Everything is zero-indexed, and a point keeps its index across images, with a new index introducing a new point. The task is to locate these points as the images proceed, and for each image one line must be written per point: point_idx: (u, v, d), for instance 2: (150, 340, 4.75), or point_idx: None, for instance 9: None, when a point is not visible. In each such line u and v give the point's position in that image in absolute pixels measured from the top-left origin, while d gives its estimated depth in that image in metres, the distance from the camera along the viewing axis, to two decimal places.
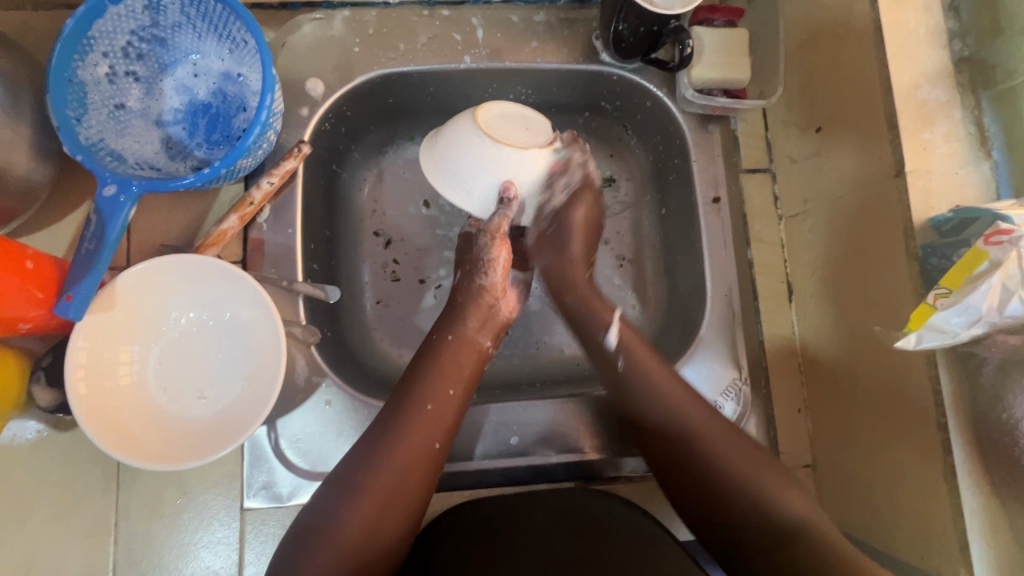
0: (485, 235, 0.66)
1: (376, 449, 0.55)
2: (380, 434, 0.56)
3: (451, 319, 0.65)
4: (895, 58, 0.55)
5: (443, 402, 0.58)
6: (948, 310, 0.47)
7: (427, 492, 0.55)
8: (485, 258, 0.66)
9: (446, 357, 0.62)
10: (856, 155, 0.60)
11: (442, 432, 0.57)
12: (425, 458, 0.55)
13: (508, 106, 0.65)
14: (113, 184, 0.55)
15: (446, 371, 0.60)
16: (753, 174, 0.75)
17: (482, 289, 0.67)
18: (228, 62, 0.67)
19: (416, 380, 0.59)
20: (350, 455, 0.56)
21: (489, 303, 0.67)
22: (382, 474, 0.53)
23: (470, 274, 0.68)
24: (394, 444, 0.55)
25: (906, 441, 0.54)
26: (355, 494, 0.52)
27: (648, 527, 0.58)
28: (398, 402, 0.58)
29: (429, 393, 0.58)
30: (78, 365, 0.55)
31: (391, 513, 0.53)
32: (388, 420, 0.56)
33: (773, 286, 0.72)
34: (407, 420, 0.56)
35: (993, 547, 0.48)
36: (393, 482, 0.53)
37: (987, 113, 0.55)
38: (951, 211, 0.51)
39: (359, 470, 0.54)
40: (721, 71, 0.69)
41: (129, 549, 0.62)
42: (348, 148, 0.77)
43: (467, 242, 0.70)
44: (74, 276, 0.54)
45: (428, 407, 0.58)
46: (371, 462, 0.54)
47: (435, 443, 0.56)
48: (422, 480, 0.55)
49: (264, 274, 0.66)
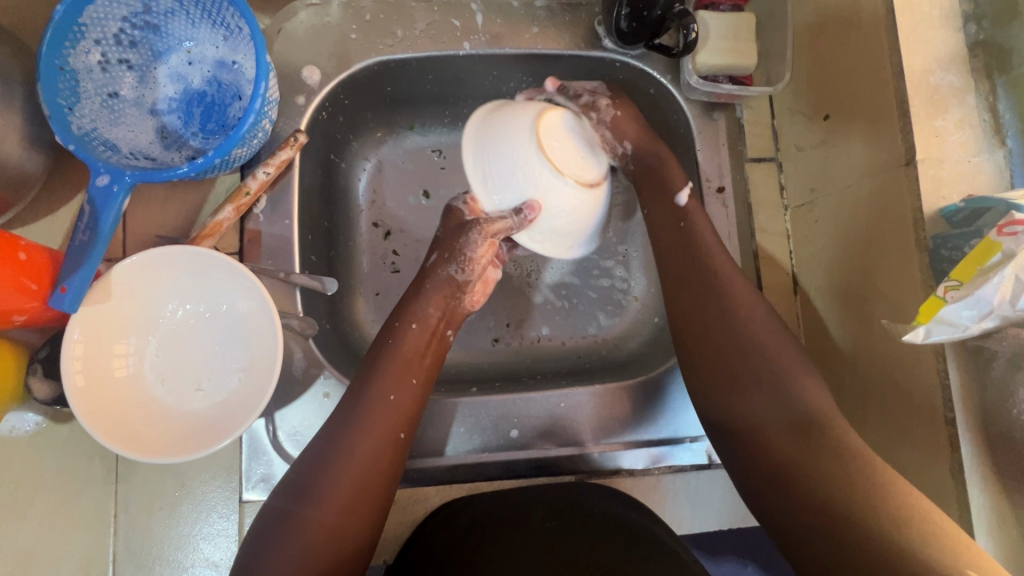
0: (477, 227, 0.64)
1: (338, 440, 0.54)
2: (341, 428, 0.55)
3: (412, 305, 0.64)
4: (907, 43, 0.53)
5: (405, 391, 0.58)
6: (959, 303, 0.45)
7: (392, 483, 0.55)
8: (466, 251, 0.65)
9: (406, 346, 0.61)
10: (866, 142, 0.58)
11: (405, 422, 0.57)
12: (388, 449, 0.55)
13: (583, 129, 0.66)
14: (107, 174, 0.54)
15: (408, 361, 0.60)
16: (758, 164, 0.73)
17: (450, 279, 0.66)
18: (222, 50, 0.65)
19: (375, 371, 0.59)
20: (309, 451, 0.55)
21: (452, 295, 0.66)
22: (345, 469, 0.53)
23: (445, 260, 0.66)
24: (357, 435, 0.54)
25: (913, 439, 0.53)
26: (319, 491, 0.52)
27: (645, 526, 0.58)
28: (358, 391, 0.57)
29: (390, 384, 0.58)
30: (75, 358, 0.55)
31: (357, 507, 0.52)
32: (347, 413, 0.56)
33: (778, 278, 0.71)
34: (368, 410, 0.56)
35: (1000, 545, 0.47)
36: (356, 477, 0.53)
37: (1002, 100, 0.53)
38: (963, 201, 0.50)
39: (321, 467, 0.53)
40: (726, 56, 0.68)
41: (128, 540, 0.62)
42: (346, 137, 0.76)
43: (456, 225, 0.67)
44: (68, 268, 0.54)
45: (390, 397, 0.57)
46: (332, 459, 0.53)
47: (400, 433, 0.56)
48: (387, 473, 0.55)
49: (260, 266, 0.65)
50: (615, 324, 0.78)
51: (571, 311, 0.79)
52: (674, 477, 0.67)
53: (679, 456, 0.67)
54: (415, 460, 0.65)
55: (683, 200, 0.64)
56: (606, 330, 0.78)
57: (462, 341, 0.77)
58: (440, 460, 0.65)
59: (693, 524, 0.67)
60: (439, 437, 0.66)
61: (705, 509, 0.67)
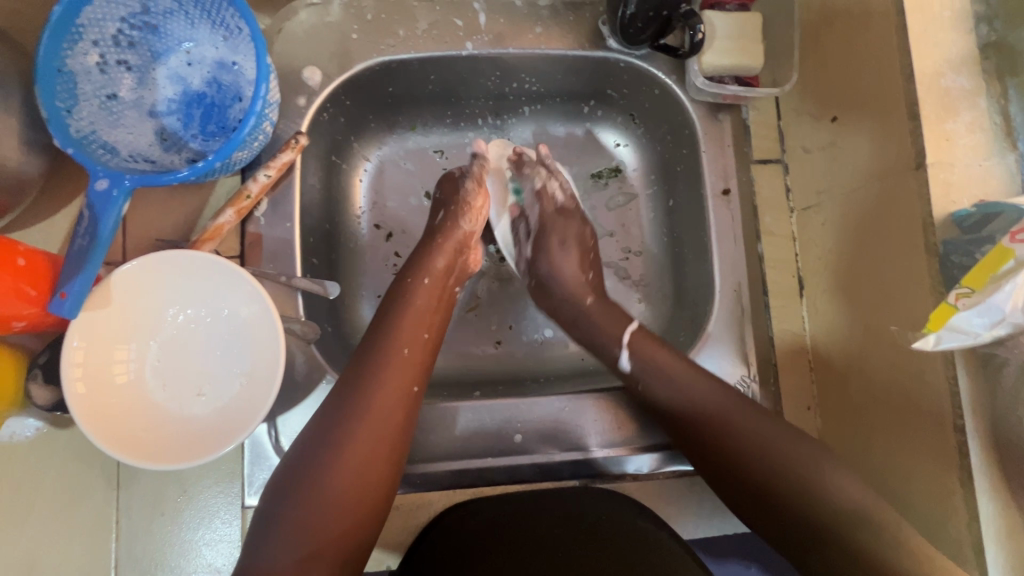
0: (469, 177, 0.70)
1: (355, 393, 0.54)
2: (356, 381, 0.55)
3: (422, 260, 0.65)
4: (918, 45, 0.52)
5: (417, 345, 0.59)
6: (970, 311, 0.45)
7: (407, 439, 0.55)
8: (466, 201, 0.69)
9: (418, 300, 0.62)
10: (874, 145, 0.58)
11: (419, 376, 0.58)
12: (403, 400, 0.56)
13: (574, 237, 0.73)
14: (105, 178, 0.54)
15: (417, 315, 0.61)
16: (764, 165, 0.72)
17: (459, 235, 0.67)
18: (222, 50, 0.65)
19: (388, 327, 0.59)
20: (324, 410, 0.54)
21: (458, 250, 0.67)
22: (361, 423, 0.53)
23: (453, 214, 0.68)
24: (374, 386, 0.55)
25: (922, 444, 0.53)
26: (337, 448, 0.52)
27: (654, 533, 0.58)
28: (374, 345, 0.58)
29: (404, 337, 0.59)
30: (77, 364, 0.55)
31: (377, 459, 0.53)
32: (361, 369, 0.56)
33: (783, 281, 0.70)
34: (384, 362, 0.56)
35: (1011, 554, 0.47)
36: (374, 431, 0.53)
37: (1013, 102, 0.52)
38: (974, 206, 0.49)
39: (336, 423, 0.53)
40: (733, 57, 0.67)
41: (131, 546, 0.62)
42: (347, 138, 0.75)
43: (450, 184, 0.71)
44: (68, 273, 0.53)
45: (403, 350, 0.58)
46: (345, 415, 0.53)
47: (414, 386, 0.57)
48: (401, 428, 0.55)
49: (261, 270, 0.64)
50: None
51: None
52: (678, 481, 0.67)
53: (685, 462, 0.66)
54: (418, 464, 0.64)
55: (627, 366, 0.63)
56: None
57: (464, 345, 0.76)
58: (443, 465, 0.65)
59: (699, 528, 0.67)
60: (442, 442, 0.65)
61: (710, 512, 0.67)
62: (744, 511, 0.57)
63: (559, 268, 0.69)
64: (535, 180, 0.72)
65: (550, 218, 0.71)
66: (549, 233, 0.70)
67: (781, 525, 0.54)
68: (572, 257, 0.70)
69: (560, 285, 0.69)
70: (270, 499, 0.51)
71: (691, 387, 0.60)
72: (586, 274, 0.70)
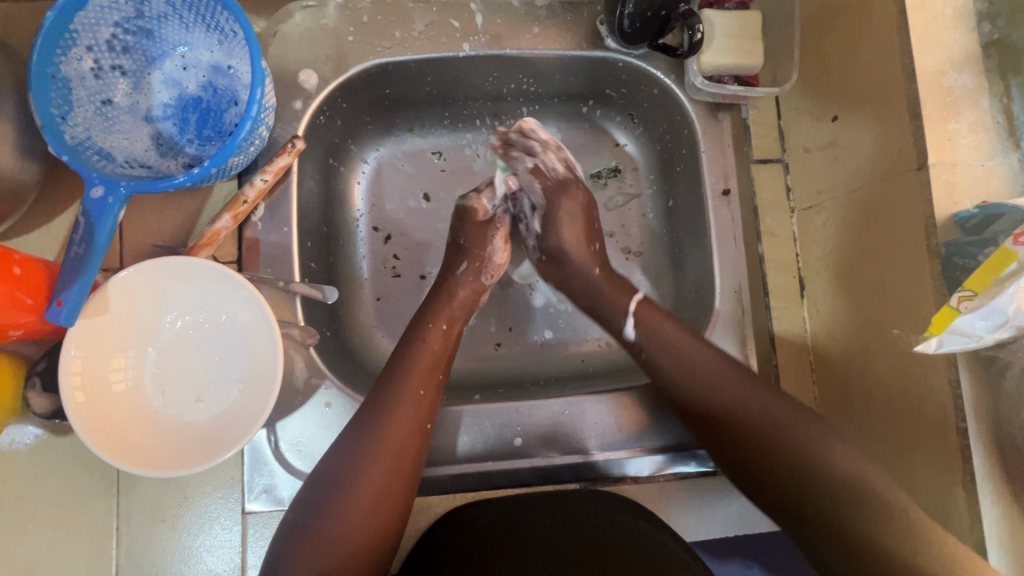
0: (497, 233, 0.70)
1: (369, 432, 0.55)
2: (371, 421, 0.55)
3: (435, 306, 0.65)
4: (919, 43, 0.52)
5: (432, 386, 0.59)
6: (973, 314, 0.44)
7: (417, 478, 0.55)
8: (489, 257, 0.70)
9: (433, 342, 0.62)
10: (874, 145, 0.57)
11: (433, 415, 0.58)
12: (416, 440, 0.56)
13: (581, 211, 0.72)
14: (101, 185, 0.53)
15: (432, 356, 0.61)
16: (765, 165, 0.72)
17: (473, 284, 0.68)
18: (217, 54, 0.64)
19: (404, 367, 0.59)
20: (340, 447, 0.55)
21: (472, 301, 0.68)
22: (375, 464, 0.53)
23: (477, 270, 0.69)
24: (388, 428, 0.55)
25: (924, 447, 0.53)
26: (349, 490, 0.52)
27: (653, 534, 0.58)
28: (389, 384, 0.58)
29: (420, 378, 0.58)
30: (74, 373, 0.55)
31: (388, 500, 0.53)
32: (376, 408, 0.56)
33: (784, 281, 0.70)
34: (399, 402, 0.56)
35: (1013, 558, 0.47)
36: (386, 471, 0.53)
37: (1016, 101, 0.51)
38: (976, 207, 0.49)
39: (350, 463, 0.53)
40: (732, 56, 0.66)
41: (131, 552, 0.62)
42: (344, 141, 0.75)
43: (474, 227, 0.70)
44: (64, 281, 0.53)
45: (419, 392, 0.57)
46: (363, 450, 0.54)
47: (426, 425, 0.57)
48: (413, 465, 0.55)
49: (259, 275, 0.64)
50: None
51: (574, 315, 0.78)
52: (679, 484, 0.67)
53: (686, 464, 0.66)
54: None
55: (632, 334, 0.63)
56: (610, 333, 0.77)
57: (464, 348, 0.76)
58: (444, 469, 0.65)
59: (700, 529, 0.67)
60: (442, 447, 0.65)
61: (710, 513, 0.67)
62: (757, 495, 0.56)
63: (565, 242, 0.68)
64: (526, 158, 0.69)
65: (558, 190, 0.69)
66: (556, 211, 0.68)
67: (790, 522, 0.54)
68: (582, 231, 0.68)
69: (566, 259, 0.68)
70: (281, 538, 0.51)
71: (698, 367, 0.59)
72: (592, 248, 0.68)
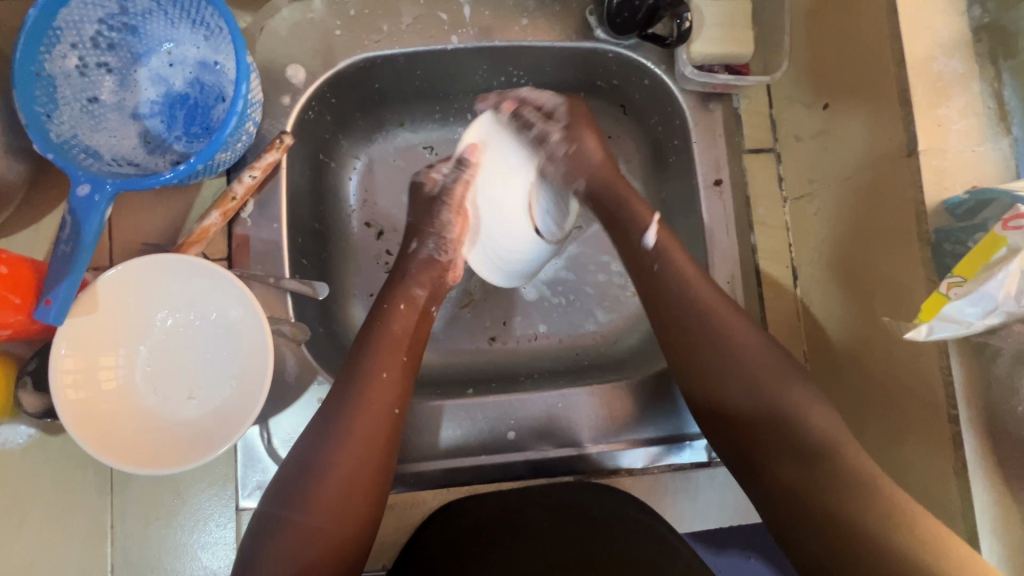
0: (448, 207, 0.66)
1: (335, 418, 0.54)
2: (337, 408, 0.55)
3: (399, 287, 0.64)
4: (909, 28, 0.51)
5: (396, 367, 0.58)
6: (962, 300, 0.44)
7: (389, 465, 0.55)
8: (443, 232, 0.66)
9: (397, 325, 0.61)
10: (866, 132, 0.57)
11: (399, 398, 0.57)
12: (384, 424, 0.55)
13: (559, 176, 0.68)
14: (87, 183, 0.53)
15: (398, 339, 0.60)
16: (756, 155, 0.71)
17: (432, 260, 0.66)
18: (204, 50, 0.64)
19: (367, 351, 0.58)
20: (306, 436, 0.54)
21: (436, 277, 0.66)
22: (342, 451, 0.53)
23: (423, 245, 0.66)
24: (354, 414, 0.54)
25: (916, 433, 0.52)
26: (318, 480, 0.52)
27: (642, 521, 0.58)
28: (351, 370, 0.57)
29: (383, 360, 0.58)
30: (64, 371, 0.55)
31: (359, 489, 0.52)
32: (342, 394, 0.55)
33: (777, 271, 0.70)
34: (362, 387, 0.56)
35: (1005, 543, 0.47)
36: (352, 458, 0.53)
37: (1007, 85, 0.51)
38: (967, 192, 0.48)
39: (317, 452, 0.53)
40: (721, 46, 0.66)
41: (126, 550, 0.62)
42: (334, 136, 0.74)
43: (423, 203, 0.67)
44: (52, 280, 0.53)
45: (382, 373, 0.57)
46: (330, 437, 0.53)
47: (394, 409, 0.56)
48: (383, 449, 0.55)
49: (250, 271, 0.64)
50: (612, 320, 0.77)
51: (568, 308, 0.78)
52: (673, 475, 0.67)
53: (680, 455, 0.66)
54: (412, 464, 0.65)
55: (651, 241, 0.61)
56: (605, 326, 0.77)
57: (458, 342, 0.76)
58: (437, 464, 0.65)
59: (695, 521, 0.66)
60: (437, 441, 0.65)
61: (706, 506, 0.66)
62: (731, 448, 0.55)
63: (589, 149, 0.66)
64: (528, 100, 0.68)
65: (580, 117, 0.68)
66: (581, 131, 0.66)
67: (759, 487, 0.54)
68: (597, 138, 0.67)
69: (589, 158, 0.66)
70: (254, 535, 0.50)
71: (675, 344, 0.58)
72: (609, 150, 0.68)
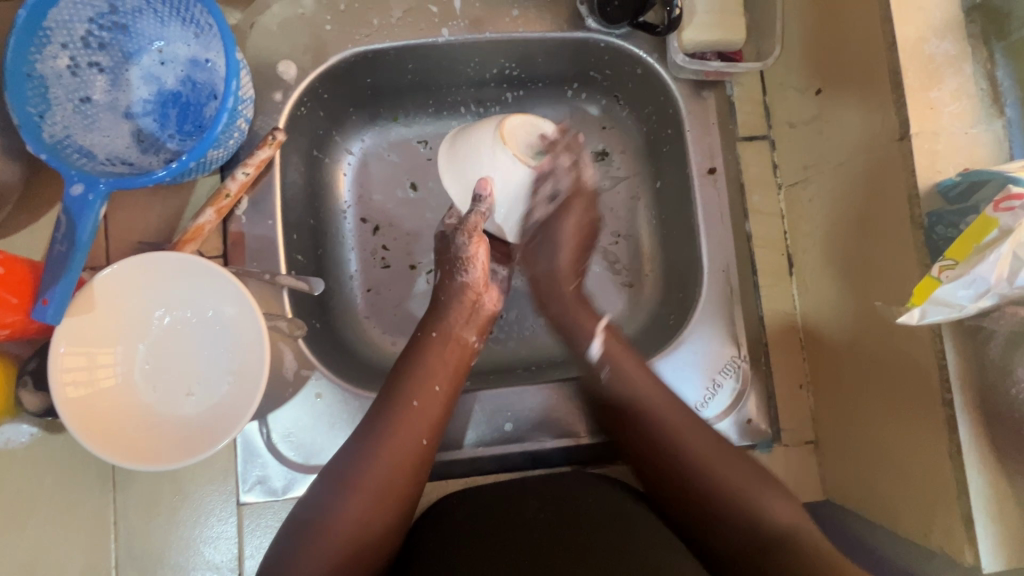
0: (460, 232, 0.65)
1: (367, 441, 0.55)
2: (368, 432, 0.55)
3: (435, 314, 0.65)
4: (901, 10, 0.51)
5: (429, 398, 0.58)
6: (955, 283, 0.44)
7: (415, 491, 0.55)
8: (463, 256, 0.66)
9: (432, 354, 0.61)
10: (857, 117, 0.57)
11: (430, 429, 0.57)
12: (414, 455, 0.55)
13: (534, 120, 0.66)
14: (80, 183, 0.53)
15: (433, 367, 0.60)
16: (750, 142, 0.71)
17: (465, 287, 0.66)
18: (195, 48, 0.64)
19: (402, 379, 0.59)
20: (339, 455, 0.55)
21: (470, 302, 0.65)
22: (368, 473, 0.53)
23: (449, 273, 0.67)
24: (382, 441, 0.55)
25: (910, 418, 0.53)
26: (343, 498, 0.52)
27: (638, 515, 0.57)
28: (384, 395, 0.58)
29: (416, 389, 0.58)
30: (63, 370, 0.55)
31: (381, 511, 0.53)
32: (375, 419, 0.56)
33: (773, 259, 0.70)
34: (393, 414, 0.56)
35: (1000, 525, 0.47)
36: (379, 484, 0.53)
37: (1000, 66, 0.50)
38: (959, 175, 0.48)
39: (344, 471, 0.53)
40: (713, 32, 0.65)
41: (130, 545, 0.62)
42: (328, 132, 0.74)
43: (445, 240, 0.69)
44: (48, 279, 0.53)
45: (415, 403, 0.57)
46: (360, 459, 0.54)
47: (423, 440, 0.56)
48: (412, 478, 0.55)
49: (245, 268, 0.64)
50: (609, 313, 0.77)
51: None
52: None
53: None
54: None
55: (596, 354, 0.63)
56: None
57: None
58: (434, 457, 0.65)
59: None
60: None
61: None
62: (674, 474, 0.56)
63: (560, 252, 0.67)
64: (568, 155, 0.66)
65: (581, 194, 0.67)
66: (562, 224, 0.67)
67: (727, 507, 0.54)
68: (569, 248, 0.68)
69: (555, 259, 0.67)
70: (280, 540, 0.51)
71: (666, 405, 0.59)
72: (579, 262, 0.69)
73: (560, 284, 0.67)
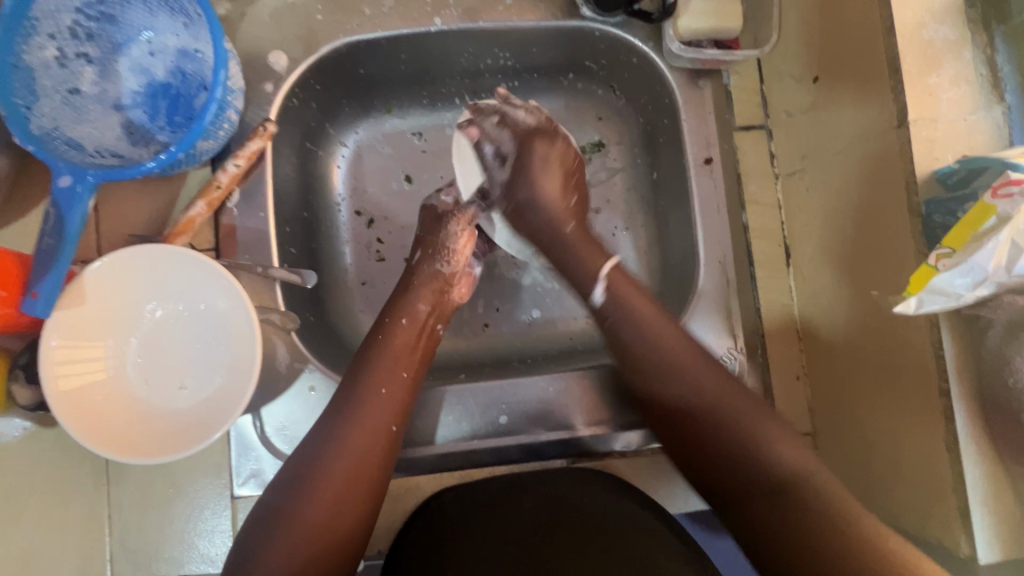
0: (454, 219, 0.67)
1: (334, 428, 0.54)
2: (336, 418, 0.55)
3: (401, 301, 0.64)
4: None
5: (396, 384, 0.58)
6: (952, 271, 0.43)
7: (383, 478, 0.55)
8: (444, 243, 0.67)
9: (397, 340, 0.61)
10: (855, 105, 0.56)
11: (396, 415, 0.57)
12: (380, 441, 0.55)
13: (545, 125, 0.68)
14: (69, 175, 0.53)
15: (397, 354, 0.60)
16: (748, 132, 0.71)
17: (437, 275, 0.67)
18: (184, 38, 0.63)
19: (368, 365, 0.59)
20: (305, 443, 0.54)
21: (440, 290, 0.66)
22: (336, 459, 0.53)
23: (430, 257, 0.67)
24: (348, 427, 0.54)
25: (909, 410, 0.52)
26: (312, 485, 0.51)
27: (635, 511, 0.57)
28: (349, 382, 0.57)
29: (383, 375, 0.58)
30: (57, 364, 0.54)
31: (350, 498, 0.52)
32: (340, 405, 0.56)
33: (770, 250, 0.69)
34: (359, 401, 0.56)
35: (997, 517, 0.47)
36: (346, 470, 0.53)
37: (1000, 52, 0.49)
38: (958, 162, 0.47)
39: (312, 459, 0.53)
40: (710, 20, 0.64)
41: (124, 538, 0.64)
42: (321, 124, 0.74)
43: (432, 220, 0.68)
44: (37, 272, 0.53)
45: (382, 389, 0.57)
46: (327, 446, 0.53)
47: (390, 426, 0.56)
48: (379, 463, 0.54)
49: (236, 261, 0.64)
50: None
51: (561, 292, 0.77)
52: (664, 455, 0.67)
53: None
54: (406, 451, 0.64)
55: (600, 298, 0.61)
56: None
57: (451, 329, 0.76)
58: (428, 450, 0.64)
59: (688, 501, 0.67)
60: (427, 427, 0.65)
61: None
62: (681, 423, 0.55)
63: (540, 189, 0.64)
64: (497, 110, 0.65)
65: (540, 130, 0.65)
66: (529, 151, 0.64)
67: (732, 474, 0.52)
68: (554, 179, 0.64)
69: (542, 205, 0.64)
70: (249, 531, 0.50)
71: (656, 338, 0.57)
72: (570, 199, 0.65)
73: (560, 226, 0.64)
